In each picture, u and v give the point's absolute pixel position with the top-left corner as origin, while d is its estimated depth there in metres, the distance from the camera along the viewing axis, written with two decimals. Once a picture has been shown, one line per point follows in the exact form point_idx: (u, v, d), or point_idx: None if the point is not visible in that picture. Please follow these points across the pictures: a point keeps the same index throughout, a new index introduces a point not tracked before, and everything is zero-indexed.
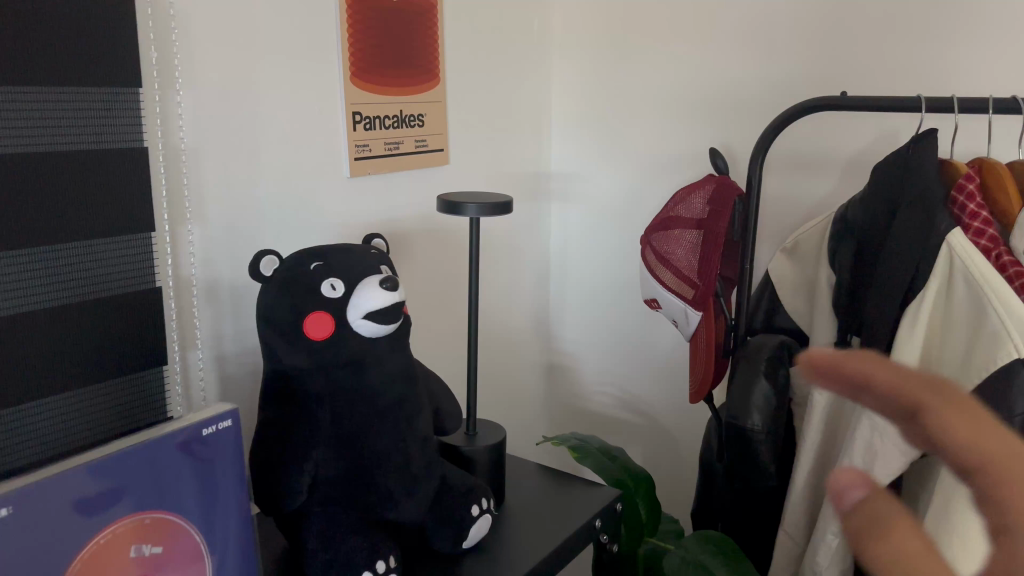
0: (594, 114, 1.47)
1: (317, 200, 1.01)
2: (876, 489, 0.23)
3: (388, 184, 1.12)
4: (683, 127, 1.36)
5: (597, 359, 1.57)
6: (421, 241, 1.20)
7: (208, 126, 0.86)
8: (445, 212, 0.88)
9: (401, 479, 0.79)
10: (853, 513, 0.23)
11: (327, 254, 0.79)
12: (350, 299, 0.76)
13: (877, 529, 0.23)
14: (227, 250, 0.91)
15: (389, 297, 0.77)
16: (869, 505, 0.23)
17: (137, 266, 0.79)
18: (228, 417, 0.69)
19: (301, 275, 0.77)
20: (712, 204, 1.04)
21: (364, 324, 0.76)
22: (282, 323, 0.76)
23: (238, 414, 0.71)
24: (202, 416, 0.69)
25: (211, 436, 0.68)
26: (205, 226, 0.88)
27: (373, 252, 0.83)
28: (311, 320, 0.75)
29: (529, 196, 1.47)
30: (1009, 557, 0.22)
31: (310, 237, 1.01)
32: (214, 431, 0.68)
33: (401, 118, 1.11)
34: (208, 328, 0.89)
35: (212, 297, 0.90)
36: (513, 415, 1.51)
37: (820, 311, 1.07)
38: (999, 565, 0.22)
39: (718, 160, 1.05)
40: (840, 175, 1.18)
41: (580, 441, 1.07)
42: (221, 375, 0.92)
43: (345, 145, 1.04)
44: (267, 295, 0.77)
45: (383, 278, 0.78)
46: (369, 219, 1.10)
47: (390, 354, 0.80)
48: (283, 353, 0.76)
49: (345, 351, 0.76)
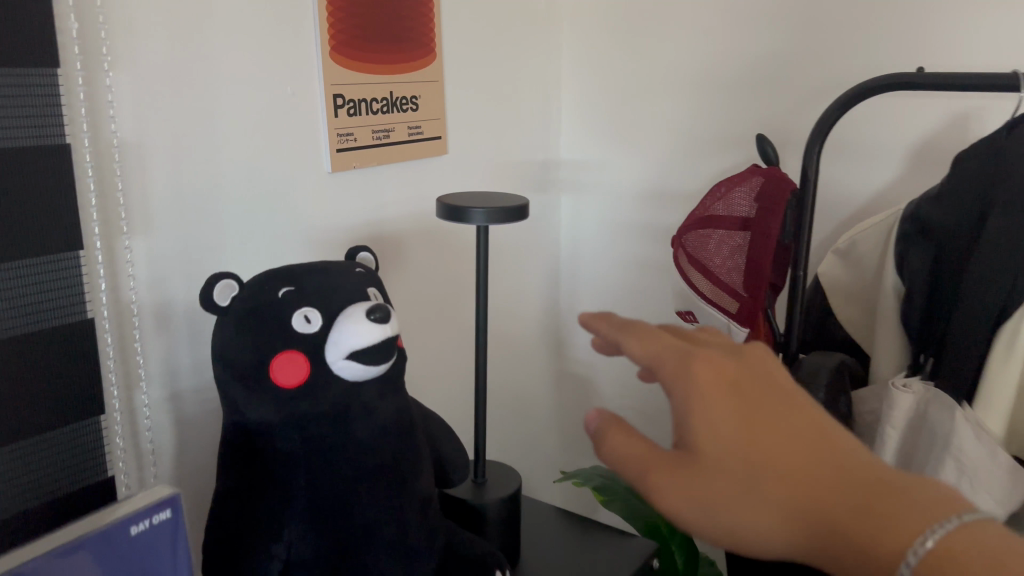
0: (607, 95, 1.28)
1: (292, 202, 0.85)
2: (607, 418, 0.42)
3: (377, 179, 0.96)
4: (710, 110, 1.18)
5: (613, 371, 1.40)
6: (415, 244, 1.03)
7: (150, 116, 0.70)
8: (447, 218, 0.73)
9: (397, 557, 0.64)
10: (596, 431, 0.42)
11: (301, 277, 0.62)
12: (329, 335, 0.60)
13: (606, 437, 0.41)
14: (181, 267, 0.75)
15: (379, 332, 0.61)
16: (601, 426, 0.41)
17: (63, 295, 0.62)
18: (168, 505, 0.54)
19: (267, 305, 0.61)
20: (761, 201, 0.88)
21: (346, 366, 0.60)
22: (243, 368, 0.60)
23: (180, 499, 0.55)
24: (132, 504, 0.53)
25: (140, 534, 0.52)
26: (150, 240, 0.72)
27: (359, 271, 0.67)
28: (281, 361, 0.59)
29: (537, 188, 1.30)
30: (684, 450, 0.38)
31: (285, 246, 0.85)
32: (144, 528, 0.53)
33: (392, 101, 0.95)
34: (156, 364, 0.73)
35: (163, 325, 0.74)
36: (520, 432, 1.35)
37: (884, 325, 0.91)
38: (682, 457, 0.38)
39: (767, 148, 0.89)
40: (901, 164, 1.02)
41: (604, 480, 0.91)
42: (178, 417, 0.76)
43: (325, 135, 0.87)
44: (224, 330, 0.61)
45: (371, 307, 0.62)
46: (355, 221, 0.94)
47: (381, 400, 0.64)
48: (247, 404, 0.60)
49: (324, 400, 0.61)
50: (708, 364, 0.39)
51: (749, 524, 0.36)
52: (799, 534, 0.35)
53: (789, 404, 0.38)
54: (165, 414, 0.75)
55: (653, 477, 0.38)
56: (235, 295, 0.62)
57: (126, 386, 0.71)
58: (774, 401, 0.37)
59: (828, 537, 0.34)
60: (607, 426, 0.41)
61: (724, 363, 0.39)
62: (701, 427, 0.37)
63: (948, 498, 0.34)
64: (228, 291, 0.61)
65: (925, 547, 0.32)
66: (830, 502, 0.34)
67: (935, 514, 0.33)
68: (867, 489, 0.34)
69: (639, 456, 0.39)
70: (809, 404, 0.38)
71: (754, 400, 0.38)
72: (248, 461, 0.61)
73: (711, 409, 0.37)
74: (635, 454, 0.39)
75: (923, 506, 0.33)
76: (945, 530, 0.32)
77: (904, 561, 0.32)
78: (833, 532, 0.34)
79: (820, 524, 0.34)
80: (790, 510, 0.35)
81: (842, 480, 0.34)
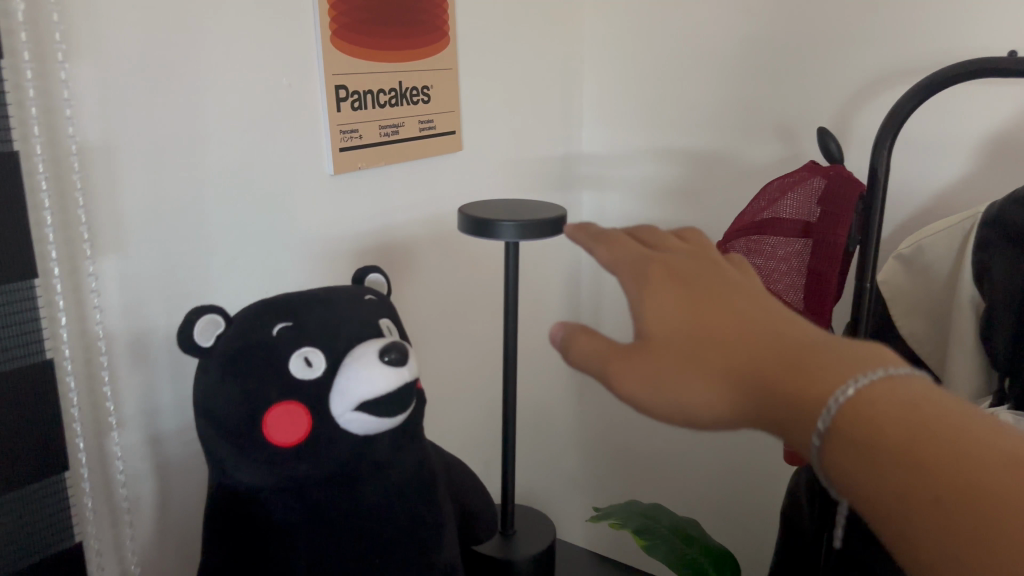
0: (630, 81, 1.14)
1: (290, 210, 0.75)
2: (566, 327, 0.48)
3: (385, 180, 0.85)
4: (749, 99, 1.02)
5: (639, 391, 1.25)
6: (427, 252, 0.93)
7: (121, 118, 0.60)
8: (470, 232, 0.62)
9: None
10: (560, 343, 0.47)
11: (299, 309, 0.52)
12: (334, 382, 0.49)
13: (570, 344, 0.46)
14: (161, 290, 0.64)
15: (394, 377, 0.50)
16: (562, 332, 0.48)
17: (16, 334, 0.52)
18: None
19: (258, 346, 0.50)
20: (826, 205, 0.77)
21: (355, 419, 0.50)
22: (230, 422, 0.49)
23: None
24: None
25: None
26: (125, 261, 0.61)
27: (369, 298, 0.56)
28: (276, 415, 0.49)
29: (557, 185, 1.17)
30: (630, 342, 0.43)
31: (282, 261, 0.74)
32: None
33: (401, 92, 0.84)
34: (130, 404, 0.63)
35: (140, 359, 0.63)
36: (540, 450, 1.25)
37: (959, 342, 0.81)
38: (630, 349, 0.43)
39: (830, 143, 0.79)
40: (975, 159, 0.89)
41: (644, 519, 0.81)
42: (159, 462, 0.66)
43: (325, 132, 0.76)
44: (207, 375, 0.51)
45: (385, 346, 0.51)
46: (361, 228, 0.83)
47: (396, 455, 0.53)
48: (235, 466, 0.50)
49: (329, 460, 0.50)
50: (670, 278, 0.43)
51: (694, 391, 0.39)
52: (734, 392, 0.38)
53: (737, 295, 0.42)
54: (144, 461, 0.65)
55: (614, 372, 0.43)
56: (220, 333, 0.51)
57: (96, 433, 0.60)
58: (713, 283, 0.43)
59: (759, 392, 0.37)
60: (571, 330, 0.47)
61: (674, 264, 0.46)
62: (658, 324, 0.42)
63: (880, 356, 0.37)
64: (211, 329, 0.51)
65: (848, 394, 0.34)
66: (758, 362, 0.38)
67: (863, 367, 0.36)
68: (798, 352, 0.38)
69: (595, 345, 0.45)
70: (746, 282, 0.44)
71: (695, 286, 0.44)
72: (240, 532, 0.51)
73: (658, 304, 0.43)
74: (593, 349, 0.45)
75: (853, 364, 0.36)
76: (870, 380, 0.35)
77: (830, 411, 0.35)
78: (770, 390, 0.37)
79: (767, 397, 0.37)
80: (733, 381, 0.38)
81: (785, 358, 0.37)
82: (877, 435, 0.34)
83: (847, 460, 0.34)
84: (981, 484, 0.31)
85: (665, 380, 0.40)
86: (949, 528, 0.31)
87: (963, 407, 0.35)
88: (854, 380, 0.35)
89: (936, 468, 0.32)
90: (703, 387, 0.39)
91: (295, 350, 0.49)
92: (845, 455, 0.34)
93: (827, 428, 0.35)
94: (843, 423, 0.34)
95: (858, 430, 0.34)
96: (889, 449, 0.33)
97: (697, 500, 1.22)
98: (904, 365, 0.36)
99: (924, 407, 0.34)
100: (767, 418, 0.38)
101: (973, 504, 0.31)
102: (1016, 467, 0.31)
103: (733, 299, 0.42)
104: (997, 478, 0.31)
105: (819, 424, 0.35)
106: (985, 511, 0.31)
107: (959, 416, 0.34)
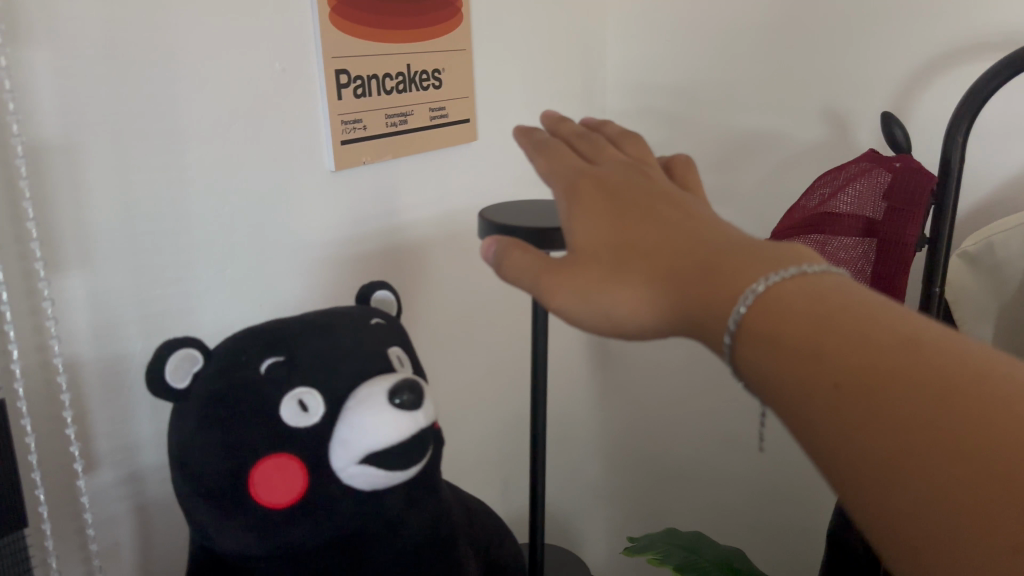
0: (660, 62, 1.04)
1: (286, 211, 0.66)
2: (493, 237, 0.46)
3: (393, 176, 0.76)
4: (793, 78, 0.93)
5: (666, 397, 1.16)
6: (441, 253, 0.84)
7: (83, 114, 0.51)
8: (493, 240, 0.54)
9: None
10: (485, 251, 0.45)
11: (293, 340, 0.43)
12: (334, 430, 0.41)
13: (494, 248, 0.45)
14: (136, 309, 0.56)
15: (405, 426, 0.41)
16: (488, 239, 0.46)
17: None
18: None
19: (244, 388, 0.41)
20: (894, 201, 0.69)
21: (359, 474, 0.42)
22: (210, 483, 0.41)
23: None
24: None
25: None
26: (92, 277, 0.53)
27: (375, 322, 0.47)
28: (265, 471, 0.40)
29: None
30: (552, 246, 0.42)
31: (275, 270, 0.66)
32: None
33: (410, 76, 0.75)
34: (102, 439, 0.55)
35: (112, 388, 0.55)
36: (563, 461, 1.16)
37: None
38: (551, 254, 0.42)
39: (896, 129, 0.70)
40: None
41: (685, 553, 0.73)
42: (138, 503, 0.58)
43: (324, 123, 0.68)
44: (183, 423, 0.42)
45: (394, 385, 0.42)
46: (367, 231, 0.74)
47: (409, 512, 0.45)
48: (218, 529, 0.42)
49: (329, 522, 0.42)
50: (598, 181, 0.43)
51: (618, 298, 0.38)
52: (659, 297, 0.37)
53: (663, 200, 0.41)
54: (120, 502, 0.57)
55: (534, 275, 0.41)
56: (198, 370, 0.42)
57: (61, 472, 0.53)
58: (640, 186, 0.42)
59: (681, 297, 0.37)
60: (496, 239, 0.45)
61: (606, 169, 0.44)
62: (582, 227, 0.41)
63: (797, 257, 0.37)
64: (187, 367, 0.42)
65: (758, 289, 0.34)
66: (676, 262, 0.38)
67: (778, 266, 0.36)
68: (715, 253, 0.37)
69: (522, 256, 0.42)
70: (672, 188, 0.44)
71: (622, 185, 0.43)
72: None
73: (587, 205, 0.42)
74: (519, 254, 0.43)
75: (768, 264, 0.36)
76: (781, 276, 0.35)
77: (742, 303, 0.35)
78: (686, 288, 0.37)
79: (688, 299, 0.37)
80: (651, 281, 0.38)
81: (699, 261, 0.37)
82: (786, 330, 0.33)
83: (760, 356, 0.34)
84: (881, 365, 0.31)
85: (585, 284, 0.39)
86: (851, 417, 0.31)
87: (868, 298, 0.34)
88: (767, 278, 0.35)
89: (841, 353, 0.32)
90: (623, 291, 0.38)
91: (290, 394, 0.41)
92: (758, 352, 0.34)
93: (741, 325, 0.35)
94: (753, 318, 0.34)
95: (767, 326, 0.34)
96: (798, 343, 0.33)
97: (730, 513, 1.13)
98: (820, 266, 0.36)
99: (831, 301, 0.34)
100: (689, 321, 0.37)
101: (872, 385, 0.30)
102: (921, 354, 0.31)
103: (657, 204, 0.41)
104: (899, 359, 0.31)
105: (733, 323, 0.35)
106: (886, 389, 0.30)
107: (870, 307, 0.33)
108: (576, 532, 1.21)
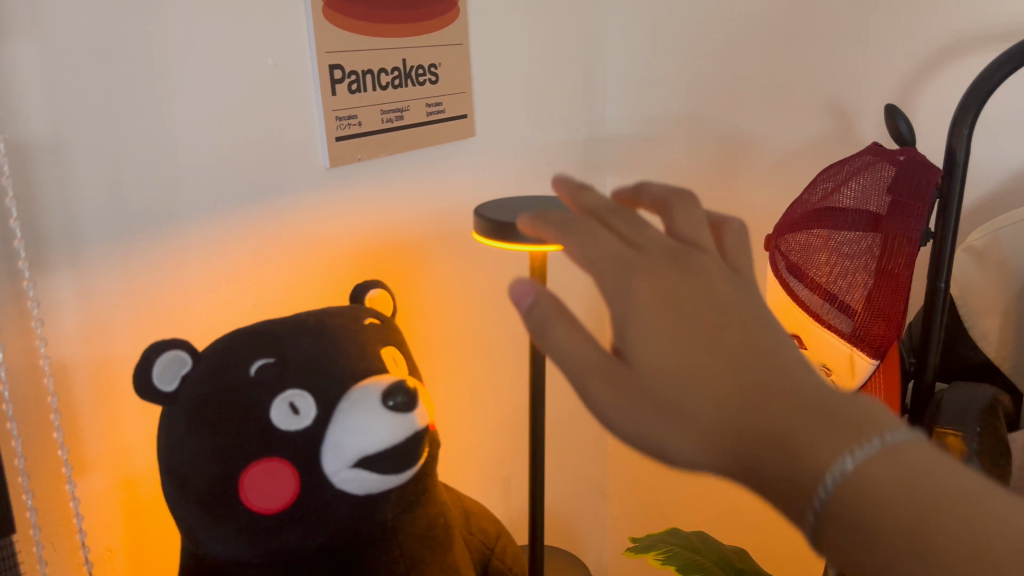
0: (660, 55, 1.03)
1: (279, 210, 0.65)
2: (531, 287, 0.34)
3: (388, 174, 0.75)
4: (796, 70, 0.91)
5: None
6: (438, 252, 0.83)
7: (70, 110, 0.50)
8: (488, 236, 0.52)
9: None
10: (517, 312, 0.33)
11: (284, 341, 0.42)
12: (327, 433, 0.40)
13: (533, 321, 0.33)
14: (124, 309, 0.55)
15: (400, 425, 0.41)
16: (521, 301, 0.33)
17: None
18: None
19: (234, 390, 0.40)
20: (897, 194, 0.67)
21: (353, 477, 0.41)
22: (199, 488, 0.40)
23: None
24: None
25: None
26: (81, 278, 0.53)
27: (369, 322, 0.46)
28: (256, 476, 0.39)
29: (581, 172, 1.07)
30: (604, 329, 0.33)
31: (269, 269, 0.65)
32: None
33: (406, 71, 0.74)
34: (93, 443, 0.54)
35: (102, 392, 0.54)
36: (566, 459, 1.15)
37: None
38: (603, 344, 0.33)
39: (900, 122, 0.69)
40: None
41: (688, 554, 0.72)
42: (130, 507, 0.57)
43: (318, 119, 0.67)
44: (171, 427, 0.41)
45: (388, 388, 0.42)
46: (362, 229, 0.73)
47: (404, 517, 0.44)
48: (208, 536, 0.41)
49: (322, 528, 0.41)
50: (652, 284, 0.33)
51: (678, 437, 0.30)
52: (723, 455, 0.29)
53: (728, 311, 0.32)
54: (111, 507, 0.56)
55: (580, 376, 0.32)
56: (187, 372, 0.41)
57: (49, 477, 0.52)
58: (703, 291, 0.33)
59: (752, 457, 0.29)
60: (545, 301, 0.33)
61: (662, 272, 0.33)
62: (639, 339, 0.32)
63: (876, 410, 0.29)
64: (175, 369, 0.41)
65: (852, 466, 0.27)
66: (753, 412, 0.29)
67: (865, 432, 0.28)
68: (801, 400, 0.29)
69: (584, 355, 0.32)
70: (726, 274, 0.35)
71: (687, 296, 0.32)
72: None
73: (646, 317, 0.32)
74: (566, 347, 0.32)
75: (859, 429, 0.28)
76: (869, 450, 0.28)
77: (826, 486, 0.27)
78: (762, 452, 0.29)
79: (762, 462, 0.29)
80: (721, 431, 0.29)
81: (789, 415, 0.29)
82: (877, 522, 0.27)
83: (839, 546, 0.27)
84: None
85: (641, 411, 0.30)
86: None
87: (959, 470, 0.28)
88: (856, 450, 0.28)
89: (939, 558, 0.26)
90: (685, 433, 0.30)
91: (279, 396, 0.40)
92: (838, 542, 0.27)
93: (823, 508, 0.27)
94: (841, 503, 0.27)
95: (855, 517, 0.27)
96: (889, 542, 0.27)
97: (734, 511, 1.12)
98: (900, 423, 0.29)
99: (926, 490, 0.27)
100: (757, 480, 0.29)
101: None
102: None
103: (722, 318, 0.32)
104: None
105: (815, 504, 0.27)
106: None
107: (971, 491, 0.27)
108: (579, 531, 1.20)
